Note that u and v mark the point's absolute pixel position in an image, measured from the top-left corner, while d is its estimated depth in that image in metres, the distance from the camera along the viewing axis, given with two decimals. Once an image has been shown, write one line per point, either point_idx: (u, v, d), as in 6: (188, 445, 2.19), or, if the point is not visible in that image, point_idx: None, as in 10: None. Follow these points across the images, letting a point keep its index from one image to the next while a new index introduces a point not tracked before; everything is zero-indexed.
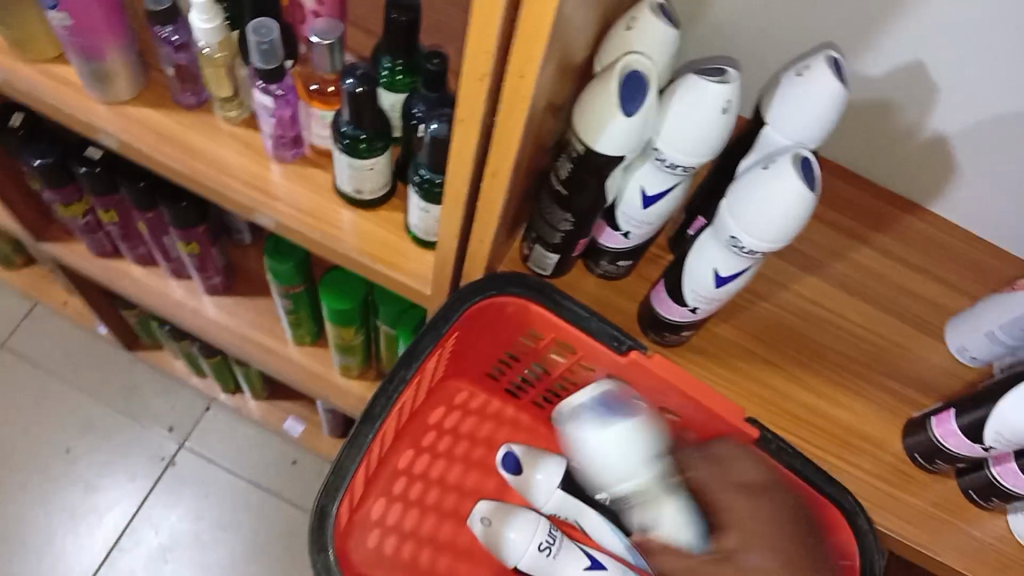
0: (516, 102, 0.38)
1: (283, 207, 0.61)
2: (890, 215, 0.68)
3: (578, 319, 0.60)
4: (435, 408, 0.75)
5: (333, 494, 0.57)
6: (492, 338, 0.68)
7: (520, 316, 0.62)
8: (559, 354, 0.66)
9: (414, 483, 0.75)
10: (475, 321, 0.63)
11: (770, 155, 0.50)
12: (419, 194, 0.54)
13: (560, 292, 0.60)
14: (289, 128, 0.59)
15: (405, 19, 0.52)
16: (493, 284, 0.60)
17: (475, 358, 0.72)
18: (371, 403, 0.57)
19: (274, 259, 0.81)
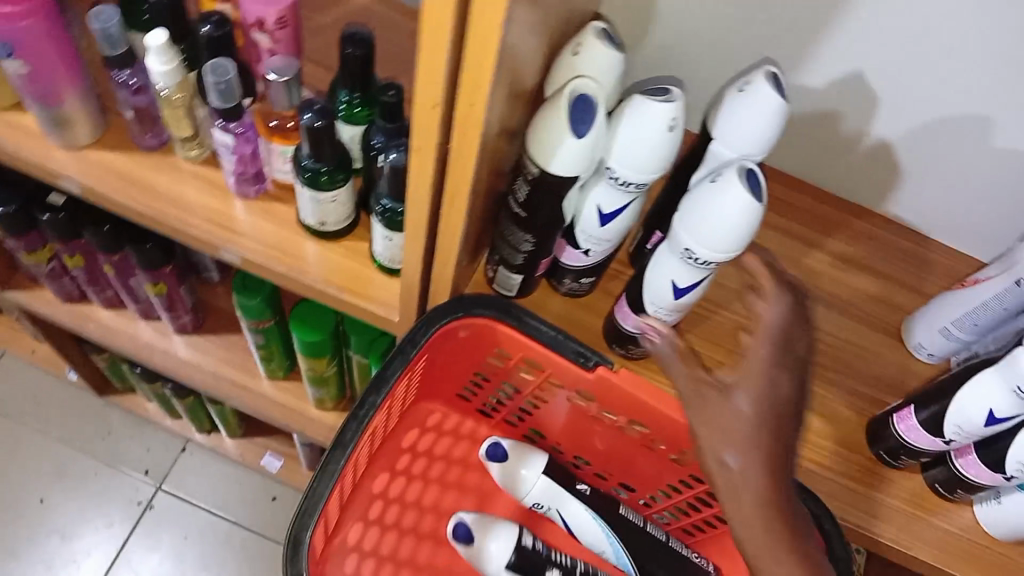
0: (469, 128, 0.39)
1: (249, 243, 0.62)
2: (841, 221, 0.71)
3: (545, 338, 0.61)
4: (408, 430, 0.76)
5: (305, 522, 0.57)
6: (462, 359, 0.69)
7: (488, 336, 0.63)
8: (529, 372, 0.67)
9: (390, 507, 0.76)
10: (443, 343, 0.64)
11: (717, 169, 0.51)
12: (382, 223, 0.55)
13: (527, 311, 0.61)
14: (250, 164, 0.59)
15: (359, 54, 0.54)
16: (460, 305, 0.61)
17: (446, 380, 0.73)
18: (342, 430, 0.58)
19: (242, 295, 0.82)
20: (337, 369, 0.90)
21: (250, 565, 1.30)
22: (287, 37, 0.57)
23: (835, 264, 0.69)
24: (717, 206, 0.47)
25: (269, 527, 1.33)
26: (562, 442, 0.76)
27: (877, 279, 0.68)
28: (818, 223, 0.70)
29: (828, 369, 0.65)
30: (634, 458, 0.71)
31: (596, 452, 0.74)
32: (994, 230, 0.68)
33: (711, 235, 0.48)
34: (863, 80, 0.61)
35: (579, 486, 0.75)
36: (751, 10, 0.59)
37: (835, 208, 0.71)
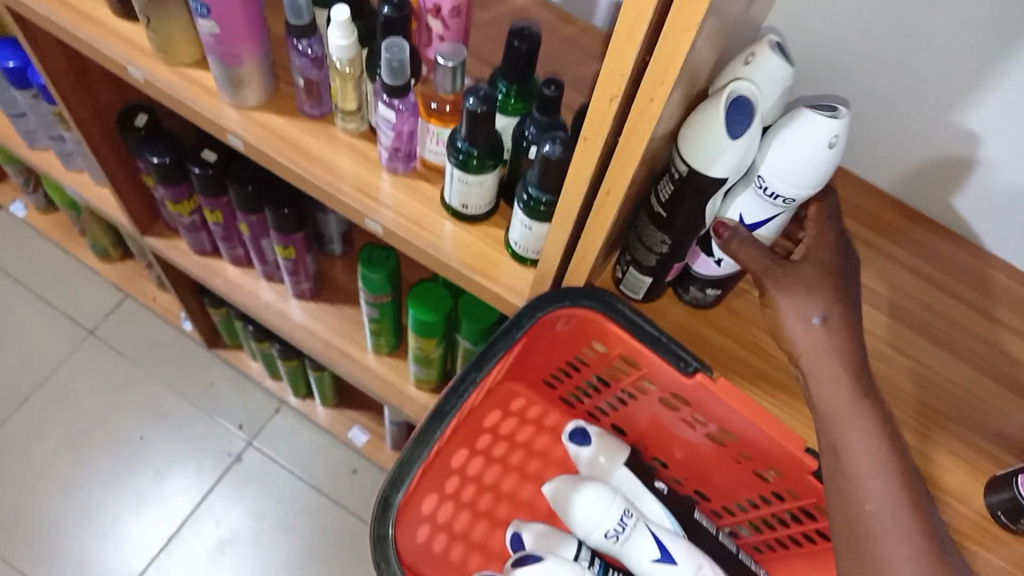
0: (640, 124, 0.40)
1: (388, 215, 0.65)
2: (976, 270, 0.69)
3: (649, 338, 0.62)
4: (493, 411, 0.76)
5: (396, 488, 0.60)
6: (559, 346, 0.70)
7: (591, 327, 0.64)
8: (623, 368, 0.69)
9: (468, 486, 0.77)
10: (544, 329, 0.66)
11: None
12: (524, 211, 0.57)
13: (633, 310, 0.62)
14: (406, 142, 0.62)
15: (524, 48, 0.56)
16: (567, 295, 0.61)
17: (539, 363, 0.74)
18: (443, 402, 0.60)
19: (367, 267, 0.85)
20: (443, 352, 0.93)
21: (325, 531, 1.34)
22: (458, 24, 0.59)
23: (964, 312, 0.67)
24: None
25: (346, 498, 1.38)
26: (643, 440, 0.79)
27: (1008, 332, 0.67)
28: (949, 268, 0.69)
29: (947, 418, 0.63)
30: (715, 467, 0.73)
31: (674, 456, 0.77)
32: None
33: None
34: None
35: (658, 483, 0.77)
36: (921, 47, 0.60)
37: (971, 256, 0.70)
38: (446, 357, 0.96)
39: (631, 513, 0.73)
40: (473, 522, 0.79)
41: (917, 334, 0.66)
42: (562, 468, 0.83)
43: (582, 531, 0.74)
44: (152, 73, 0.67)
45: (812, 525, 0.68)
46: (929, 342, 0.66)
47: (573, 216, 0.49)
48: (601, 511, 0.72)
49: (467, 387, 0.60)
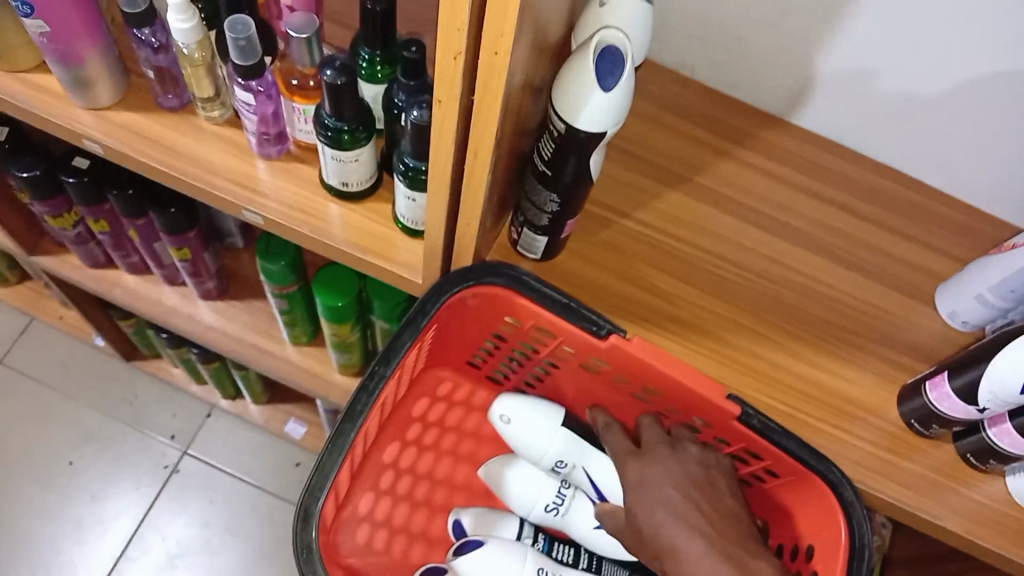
0: (493, 79, 0.38)
1: (269, 203, 0.61)
2: (870, 183, 0.70)
3: (558, 306, 0.61)
4: (418, 400, 0.77)
5: (316, 495, 0.59)
6: (473, 325, 0.69)
7: (500, 303, 0.63)
8: (541, 337, 0.67)
9: (401, 477, 0.77)
10: (456, 312, 0.65)
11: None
12: (405, 182, 0.54)
13: (538, 279, 0.61)
14: (272, 124, 0.59)
15: (381, 9, 0.53)
16: (469, 275, 0.61)
17: (457, 345, 0.73)
18: (353, 402, 0.59)
19: (266, 259, 0.82)
20: (359, 335, 0.90)
21: (276, 529, 1.32)
22: None
23: (863, 227, 0.68)
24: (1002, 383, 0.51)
25: (294, 493, 1.35)
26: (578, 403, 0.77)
27: (908, 242, 0.67)
28: (844, 185, 0.69)
29: (856, 334, 0.64)
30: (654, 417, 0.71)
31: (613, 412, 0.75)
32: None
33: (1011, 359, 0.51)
34: (899, 33, 0.60)
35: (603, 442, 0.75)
36: None
37: (864, 170, 0.70)
38: (365, 338, 0.94)
39: (566, 483, 0.74)
40: (414, 512, 0.78)
41: (820, 253, 0.66)
42: (496, 445, 0.80)
43: (522, 509, 0.75)
44: None
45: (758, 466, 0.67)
46: (833, 262, 0.66)
47: (447, 182, 0.47)
48: (536, 488, 0.74)
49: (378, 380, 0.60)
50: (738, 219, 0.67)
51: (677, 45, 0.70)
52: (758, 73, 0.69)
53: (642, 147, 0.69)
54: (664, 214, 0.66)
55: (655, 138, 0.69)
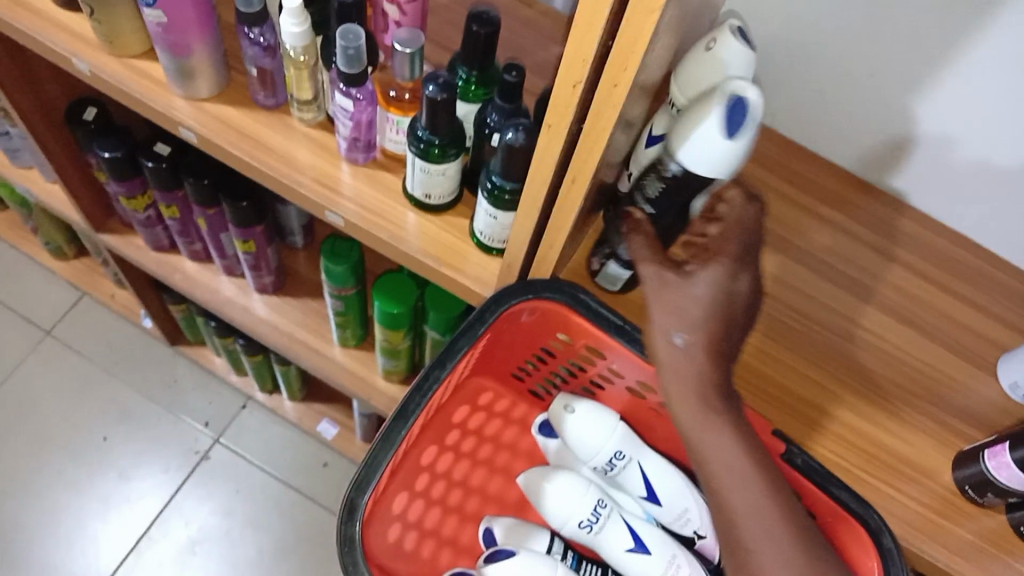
0: (607, 109, 0.39)
1: (350, 206, 0.63)
2: (940, 247, 0.70)
3: (612, 328, 0.62)
4: (460, 406, 0.75)
5: (362, 489, 0.59)
6: (525, 339, 0.70)
7: (554, 319, 0.64)
8: (589, 356, 0.68)
9: (437, 482, 0.76)
10: (512, 326, 0.66)
11: None
12: (488, 199, 0.55)
13: (597, 301, 0.61)
14: (365, 131, 0.60)
15: (484, 32, 0.54)
16: (530, 288, 0.61)
17: (504, 357, 0.73)
18: (406, 401, 0.59)
19: (330, 260, 0.84)
20: (411, 343, 0.91)
21: (297, 526, 1.33)
22: (416, 10, 0.57)
23: (929, 290, 0.68)
24: None
25: (318, 492, 1.36)
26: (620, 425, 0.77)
27: (973, 309, 0.67)
28: (911, 245, 0.70)
29: (914, 395, 0.64)
30: None
31: (655, 435, 0.75)
32: None
33: None
34: (984, 103, 0.61)
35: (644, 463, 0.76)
36: (882, 23, 0.60)
37: (935, 233, 0.71)
38: (415, 348, 0.95)
39: (604, 502, 0.73)
40: (445, 518, 0.78)
41: (883, 311, 0.67)
42: (531, 461, 0.83)
43: (556, 521, 0.74)
44: (97, 64, 0.64)
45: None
46: (896, 320, 0.66)
47: (542, 200, 0.48)
48: (573, 502, 0.72)
49: (430, 380, 0.59)
50: (803, 267, 0.67)
51: (758, 92, 0.72)
52: (835, 126, 0.70)
53: None
54: None
55: None
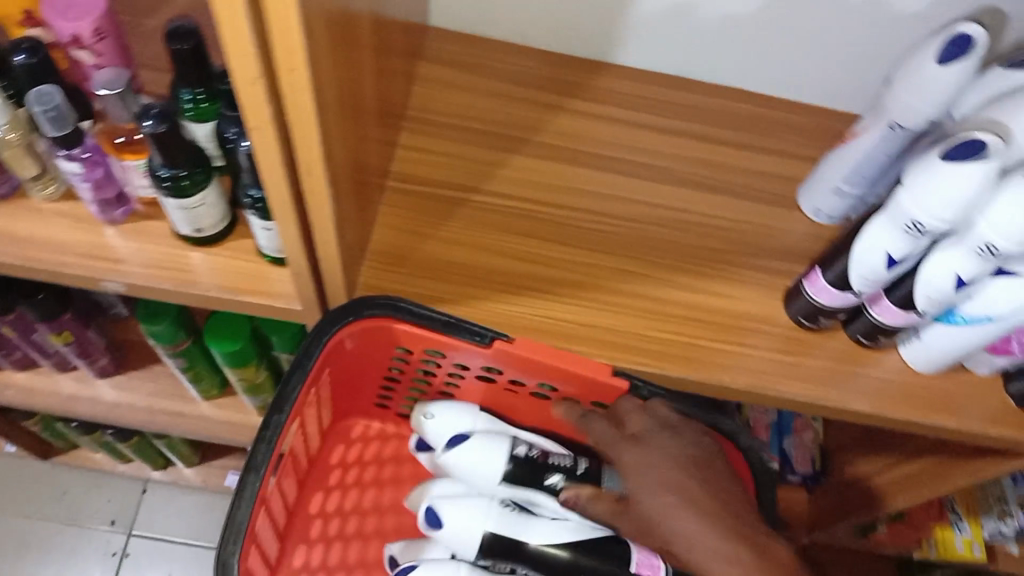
0: (301, 92, 0.37)
1: (128, 268, 0.59)
2: (716, 105, 0.72)
3: (442, 325, 0.61)
4: (334, 449, 0.82)
5: (232, 547, 0.57)
6: (367, 365, 0.73)
7: (383, 335, 0.65)
8: (434, 359, 0.69)
9: (331, 520, 0.80)
10: (345, 352, 0.67)
11: (906, 223, 0.51)
12: (258, 215, 0.54)
13: (414, 303, 0.61)
14: (109, 188, 0.57)
15: (188, 47, 0.51)
16: (347, 312, 0.61)
17: (356, 389, 0.77)
18: (253, 453, 0.59)
19: (150, 322, 0.79)
20: (267, 373, 0.88)
21: None
22: (109, 47, 0.53)
23: (718, 150, 0.70)
24: (865, 258, 0.54)
25: None
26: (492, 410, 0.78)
27: (761, 153, 0.70)
28: (691, 113, 0.72)
29: (734, 253, 0.66)
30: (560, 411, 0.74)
31: (522, 411, 0.76)
32: (851, 81, 0.70)
33: (868, 249, 0.54)
34: None
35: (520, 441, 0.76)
36: None
37: (707, 95, 0.73)
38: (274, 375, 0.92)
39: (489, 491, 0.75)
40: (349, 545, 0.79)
41: (685, 184, 0.68)
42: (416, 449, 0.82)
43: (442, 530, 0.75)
44: None
45: None
46: (700, 189, 0.68)
47: (288, 202, 0.46)
48: (470, 513, 0.71)
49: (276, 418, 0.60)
50: (601, 170, 0.68)
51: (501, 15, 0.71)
52: (584, 26, 0.71)
53: (491, 122, 0.69)
54: (516, 180, 0.67)
55: (500, 110, 0.70)
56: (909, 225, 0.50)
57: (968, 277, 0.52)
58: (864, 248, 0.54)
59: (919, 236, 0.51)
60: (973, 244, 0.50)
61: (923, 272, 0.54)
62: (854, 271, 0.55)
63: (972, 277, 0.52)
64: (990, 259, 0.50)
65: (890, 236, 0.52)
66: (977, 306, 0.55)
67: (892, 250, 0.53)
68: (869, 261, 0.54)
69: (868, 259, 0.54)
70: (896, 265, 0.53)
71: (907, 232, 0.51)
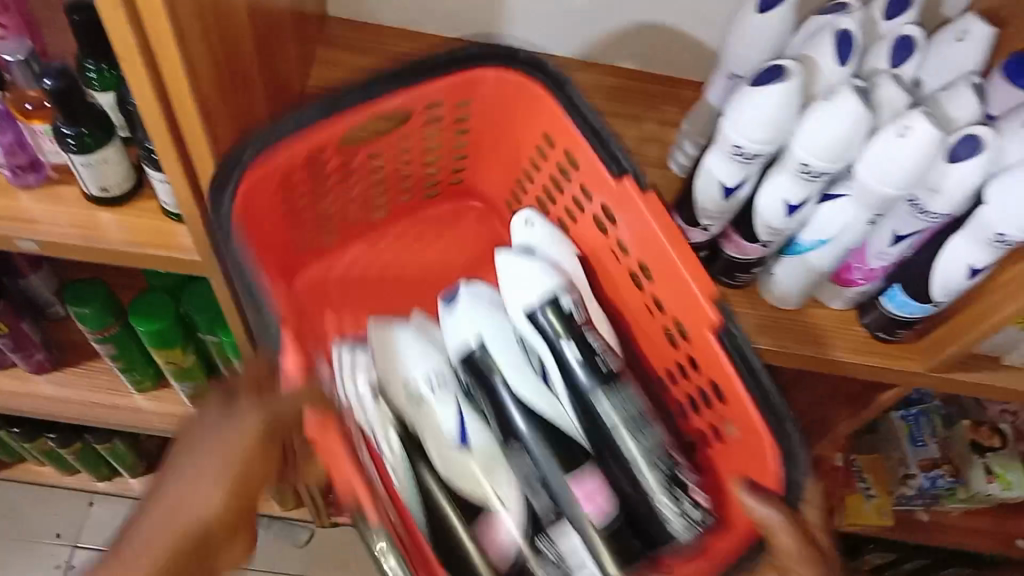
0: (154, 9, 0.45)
1: (41, 228, 0.64)
2: (592, 81, 0.81)
3: (589, 132, 0.66)
4: (355, 184, 0.74)
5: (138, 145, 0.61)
6: (500, 112, 0.73)
7: (533, 100, 0.69)
8: (568, 172, 0.72)
9: (349, 241, 0.81)
10: (484, 87, 0.69)
11: (730, 150, 0.58)
12: (154, 166, 0.61)
13: (577, 90, 0.66)
14: (21, 153, 0.62)
15: (85, 19, 0.57)
16: (469, 59, 0.67)
17: (491, 131, 0.76)
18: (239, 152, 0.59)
19: (76, 304, 0.84)
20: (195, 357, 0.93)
21: None
22: (17, 20, 0.59)
23: None
24: (700, 187, 0.62)
25: None
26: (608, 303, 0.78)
27: (633, 121, 0.78)
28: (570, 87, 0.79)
29: None
30: (648, 344, 0.74)
31: (627, 307, 0.75)
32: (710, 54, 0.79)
33: (699, 178, 0.62)
34: None
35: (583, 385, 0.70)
36: None
37: (585, 73, 0.82)
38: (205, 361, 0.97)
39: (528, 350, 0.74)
40: (281, 251, 0.73)
41: None
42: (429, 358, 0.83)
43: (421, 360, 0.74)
44: None
45: (720, 410, 0.64)
46: None
47: (172, 118, 0.54)
48: (508, 357, 0.73)
49: (263, 148, 0.60)
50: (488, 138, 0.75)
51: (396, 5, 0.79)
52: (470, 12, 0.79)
53: None
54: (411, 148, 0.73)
55: None
56: (732, 151, 0.58)
57: (796, 201, 0.59)
58: (701, 179, 0.62)
59: (751, 163, 0.58)
60: (793, 166, 0.57)
61: (760, 203, 0.61)
62: (698, 203, 0.64)
63: (799, 201, 0.59)
64: (811, 181, 0.57)
65: (714, 166, 0.60)
66: (812, 232, 0.62)
67: (722, 184, 0.61)
68: (706, 190, 0.62)
69: (704, 188, 0.62)
70: (734, 195, 0.62)
71: (731, 158, 0.59)
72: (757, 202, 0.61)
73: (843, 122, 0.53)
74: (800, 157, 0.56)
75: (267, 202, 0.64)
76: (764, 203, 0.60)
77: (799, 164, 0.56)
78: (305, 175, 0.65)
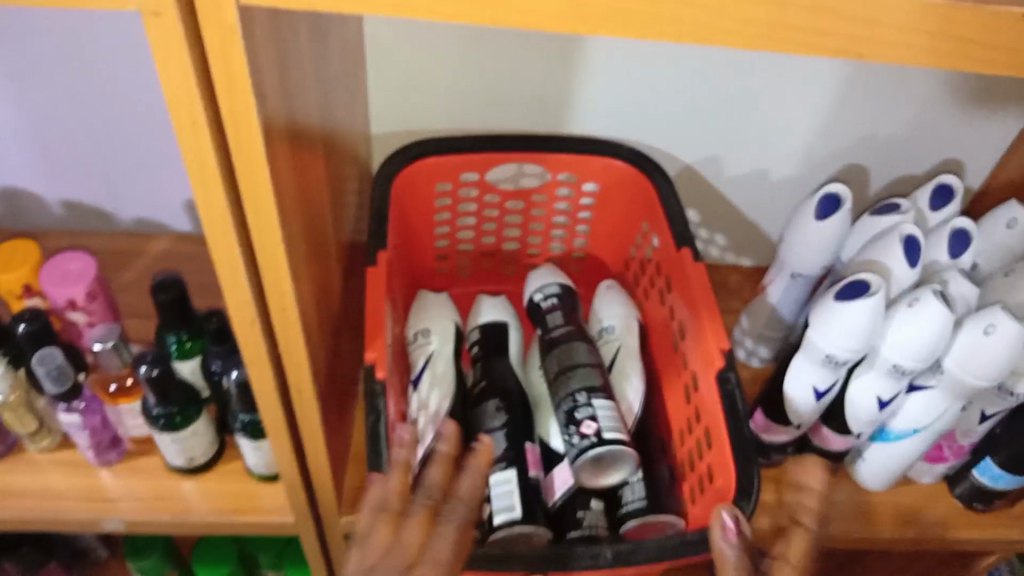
0: (281, 303, 0.44)
1: (122, 506, 0.62)
2: None
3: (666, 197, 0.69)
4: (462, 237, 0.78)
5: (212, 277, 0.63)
6: (615, 201, 0.75)
7: (633, 187, 0.73)
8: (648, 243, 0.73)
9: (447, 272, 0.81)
10: (600, 173, 0.73)
11: (820, 358, 0.58)
12: (246, 436, 0.59)
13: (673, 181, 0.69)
14: (104, 430, 0.61)
15: (171, 297, 0.57)
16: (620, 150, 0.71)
17: (609, 224, 0.77)
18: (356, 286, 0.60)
19: (136, 558, 0.80)
20: None
21: None
22: (101, 307, 0.61)
23: None
24: (793, 389, 0.62)
25: None
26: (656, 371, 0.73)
27: None
28: None
29: None
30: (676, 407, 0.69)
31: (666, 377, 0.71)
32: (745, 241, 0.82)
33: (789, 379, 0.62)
34: None
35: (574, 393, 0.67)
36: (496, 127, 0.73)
37: None
38: None
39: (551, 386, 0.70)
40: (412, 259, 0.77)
41: None
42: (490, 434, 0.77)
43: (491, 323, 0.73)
44: None
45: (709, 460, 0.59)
46: None
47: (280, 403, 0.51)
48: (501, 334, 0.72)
49: (442, 149, 0.70)
50: None
51: None
52: None
53: None
54: None
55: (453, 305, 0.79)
56: (822, 359, 0.58)
57: (890, 396, 0.59)
58: (791, 383, 0.62)
59: (841, 368, 0.58)
60: (884, 364, 0.57)
61: (853, 400, 0.61)
62: (790, 406, 0.63)
63: (893, 396, 0.59)
64: (905, 378, 0.58)
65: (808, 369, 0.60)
66: (904, 421, 0.62)
67: (816, 387, 0.60)
68: (798, 393, 0.62)
69: (795, 390, 0.62)
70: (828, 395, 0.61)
71: (823, 365, 0.59)
72: (852, 400, 0.61)
73: (933, 325, 0.54)
74: (892, 357, 0.56)
75: (425, 201, 0.73)
76: (857, 399, 0.61)
77: (891, 364, 0.57)
78: (460, 188, 0.73)
